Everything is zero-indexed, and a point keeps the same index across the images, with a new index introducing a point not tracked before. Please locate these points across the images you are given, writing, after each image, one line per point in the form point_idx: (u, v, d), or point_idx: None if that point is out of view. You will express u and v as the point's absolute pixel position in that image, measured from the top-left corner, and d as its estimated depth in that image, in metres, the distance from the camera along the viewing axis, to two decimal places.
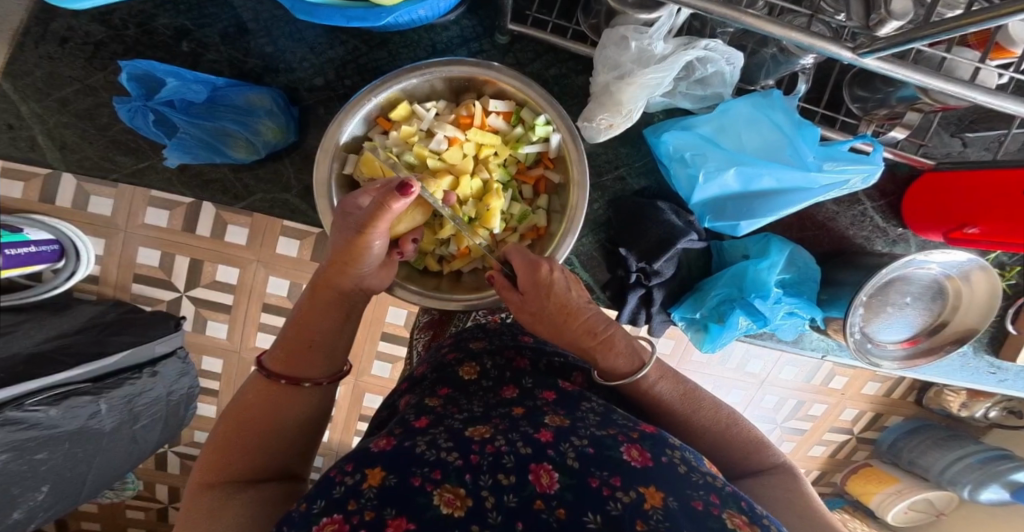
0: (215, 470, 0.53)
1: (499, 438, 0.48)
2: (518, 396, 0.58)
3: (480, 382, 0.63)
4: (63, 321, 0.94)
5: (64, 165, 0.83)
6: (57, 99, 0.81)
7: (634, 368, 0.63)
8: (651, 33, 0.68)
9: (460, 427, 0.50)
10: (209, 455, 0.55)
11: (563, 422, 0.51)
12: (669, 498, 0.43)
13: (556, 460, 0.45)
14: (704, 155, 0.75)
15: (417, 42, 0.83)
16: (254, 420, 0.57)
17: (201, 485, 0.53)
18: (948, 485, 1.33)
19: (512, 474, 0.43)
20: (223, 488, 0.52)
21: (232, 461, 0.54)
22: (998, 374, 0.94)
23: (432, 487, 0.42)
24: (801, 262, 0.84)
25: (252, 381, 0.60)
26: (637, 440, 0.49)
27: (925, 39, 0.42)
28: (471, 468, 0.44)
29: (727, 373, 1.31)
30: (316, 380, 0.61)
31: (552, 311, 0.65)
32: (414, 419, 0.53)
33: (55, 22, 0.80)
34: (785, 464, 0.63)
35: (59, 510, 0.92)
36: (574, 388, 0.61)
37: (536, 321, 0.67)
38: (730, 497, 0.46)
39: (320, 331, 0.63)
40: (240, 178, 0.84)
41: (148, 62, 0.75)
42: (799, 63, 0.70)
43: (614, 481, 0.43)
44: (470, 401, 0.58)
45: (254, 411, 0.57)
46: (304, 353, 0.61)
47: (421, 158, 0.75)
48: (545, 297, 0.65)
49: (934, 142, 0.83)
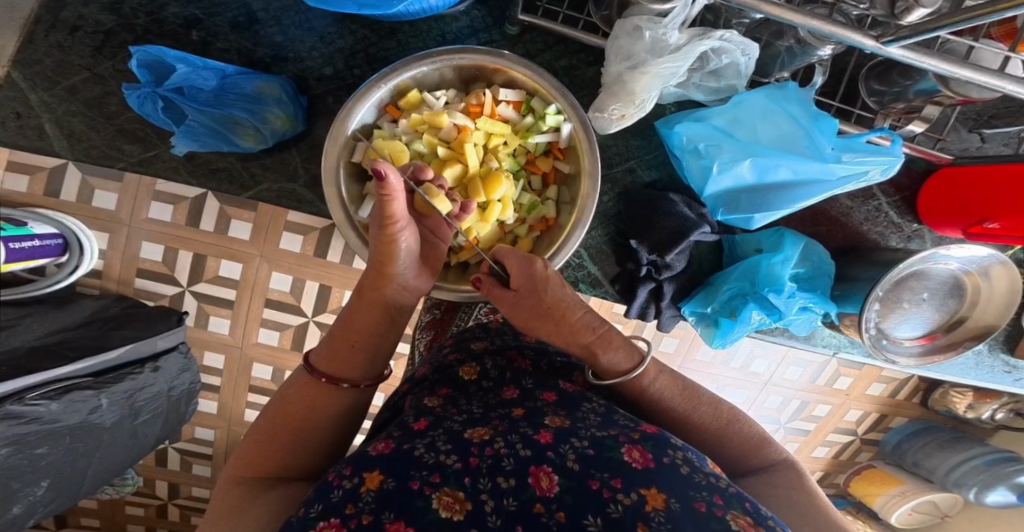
0: (251, 466, 0.52)
1: (498, 440, 0.46)
2: (518, 397, 0.56)
3: (480, 382, 0.61)
4: (65, 314, 0.93)
5: (70, 154, 0.82)
6: (65, 88, 0.80)
7: (630, 365, 0.61)
8: (667, 22, 0.67)
9: (459, 429, 0.48)
10: (247, 447, 0.53)
11: (564, 423, 0.49)
12: (672, 499, 0.41)
13: (556, 462, 0.44)
14: (719, 147, 0.75)
15: (426, 32, 0.81)
16: (296, 416, 0.56)
17: (232, 478, 0.52)
18: (952, 487, 1.32)
19: (512, 478, 0.42)
20: (254, 483, 0.51)
21: (266, 456, 0.53)
22: (1013, 372, 0.93)
23: (431, 490, 0.40)
24: (816, 256, 0.82)
25: (296, 377, 0.59)
26: (639, 441, 0.47)
27: (950, 26, 0.41)
28: (470, 471, 0.43)
29: (732, 372, 1.29)
30: (355, 382, 0.59)
31: (546, 308, 0.63)
32: (413, 421, 0.51)
33: (65, 11, 0.78)
34: (786, 461, 0.61)
35: (58, 506, 0.91)
36: (576, 389, 0.59)
37: (530, 318, 0.64)
38: (734, 498, 0.44)
39: (363, 332, 0.61)
40: (247, 168, 0.84)
41: (159, 48, 0.73)
42: (816, 54, 0.68)
43: (614, 482, 0.42)
44: (469, 402, 0.56)
45: (295, 406, 0.56)
46: (346, 354, 0.59)
47: (432, 147, 0.75)
48: (541, 293, 0.64)
49: (951, 137, 0.81)
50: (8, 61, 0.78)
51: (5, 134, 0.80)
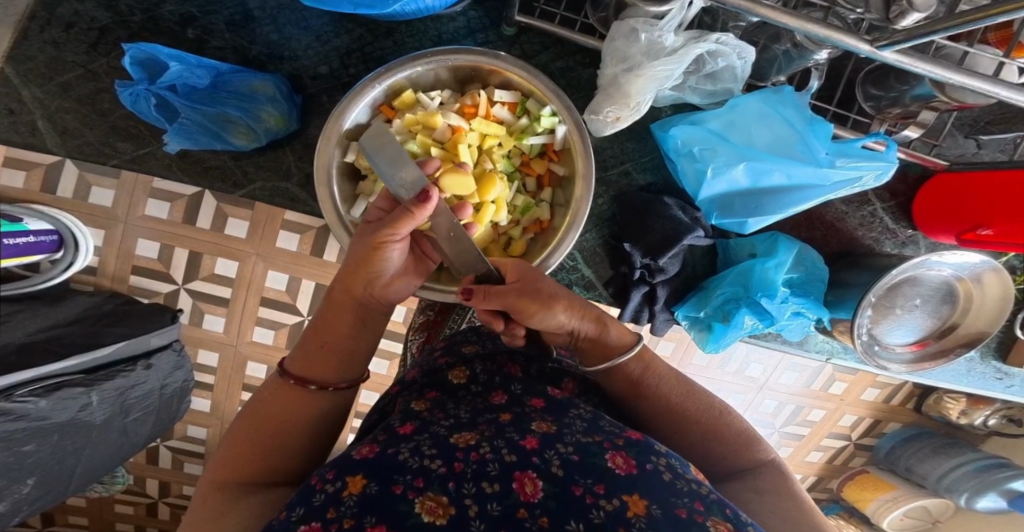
0: (227, 471, 0.51)
1: (483, 445, 0.45)
2: (506, 402, 0.55)
3: (469, 386, 0.60)
4: (57, 312, 0.91)
5: (63, 151, 0.81)
6: (59, 84, 0.79)
7: (631, 342, 0.64)
8: (662, 25, 0.67)
9: (445, 433, 0.48)
10: (223, 454, 0.53)
11: (550, 429, 0.48)
12: (653, 506, 0.41)
13: (541, 467, 0.43)
14: (713, 150, 0.74)
15: (422, 31, 0.81)
16: (271, 420, 0.55)
17: (209, 485, 0.51)
18: (944, 493, 1.31)
19: (496, 483, 0.41)
20: (233, 489, 0.50)
21: (243, 460, 0.52)
22: (1005, 379, 0.93)
23: (414, 494, 0.40)
24: (809, 261, 0.82)
25: (269, 382, 0.58)
26: (623, 447, 0.47)
27: (945, 30, 0.41)
28: (454, 476, 0.42)
29: (726, 376, 1.29)
30: (326, 384, 0.58)
31: (543, 291, 0.60)
32: (399, 426, 0.51)
33: (61, 7, 0.78)
34: (774, 462, 0.60)
35: (45, 502, 0.91)
36: (562, 395, 0.58)
37: (529, 305, 0.58)
38: (714, 505, 0.44)
39: (335, 334, 0.61)
40: (241, 167, 0.83)
41: (151, 45, 0.72)
42: (813, 58, 0.68)
43: (598, 488, 0.42)
44: (457, 406, 0.55)
45: (270, 410, 0.56)
46: (319, 356, 0.59)
47: (425, 147, 0.74)
48: (536, 280, 0.61)
49: (948, 143, 0.82)
50: (3, 56, 0.77)
51: None
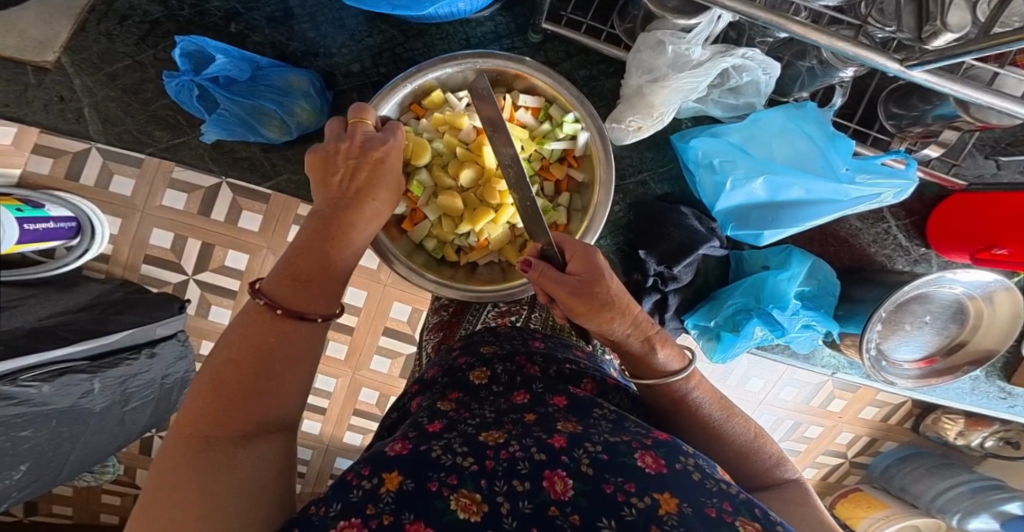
0: (205, 422, 0.44)
1: (513, 443, 0.46)
2: (529, 402, 0.56)
3: (490, 387, 0.61)
4: (70, 297, 0.92)
5: (103, 138, 0.84)
6: (107, 74, 0.81)
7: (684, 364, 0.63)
8: (690, 38, 0.68)
9: (473, 431, 0.49)
10: (197, 402, 0.45)
11: (576, 428, 0.49)
12: (684, 504, 0.41)
13: (570, 466, 0.44)
14: (733, 162, 0.76)
15: (452, 34, 0.83)
16: (253, 362, 0.48)
17: (185, 435, 0.43)
18: (936, 513, 1.33)
19: (527, 481, 0.42)
20: (209, 443, 0.43)
21: (223, 413, 0.45)
22: (1008, 399, 0.94)
23: (449, 491, 0.41)
24: (822, 276, 0.84)
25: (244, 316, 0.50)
26: (651, 447, 0.47)
27: (977, 51, 0.41)
28: (486, 473, 0.43)
29: (726, 388, 1.29)
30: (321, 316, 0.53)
31: (598, 299, 0.59)
32: (428, 422, 0.52)
33: (118, 1, 0.80)
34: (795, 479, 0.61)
35: (31, 492, 0.89)
36: (584, 394, 0.58)
37: (573, 299, 0.59)
38: (743, 505, 0.44)
39: (323, 258, 0.55)
40: (270, 158, 0.86)
41: (201, 38, 0.74)
42: (838, 75, 0.70)
43: (628, 486, 0.42)
44: (481, 406, 0.56)
45: (252, 344, 0.49)
46: (303, 291, 0.53)
47: (451, 147, 0.76)
48: (599, 283, 0.59)
49: (967, 163, 0.84)
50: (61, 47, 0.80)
51: (38, 115, 0.82)
